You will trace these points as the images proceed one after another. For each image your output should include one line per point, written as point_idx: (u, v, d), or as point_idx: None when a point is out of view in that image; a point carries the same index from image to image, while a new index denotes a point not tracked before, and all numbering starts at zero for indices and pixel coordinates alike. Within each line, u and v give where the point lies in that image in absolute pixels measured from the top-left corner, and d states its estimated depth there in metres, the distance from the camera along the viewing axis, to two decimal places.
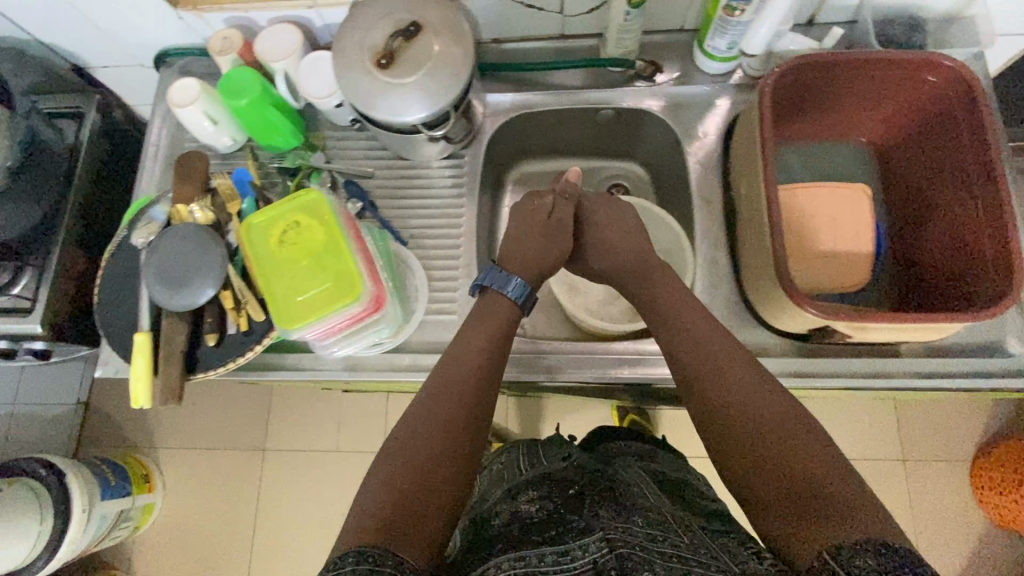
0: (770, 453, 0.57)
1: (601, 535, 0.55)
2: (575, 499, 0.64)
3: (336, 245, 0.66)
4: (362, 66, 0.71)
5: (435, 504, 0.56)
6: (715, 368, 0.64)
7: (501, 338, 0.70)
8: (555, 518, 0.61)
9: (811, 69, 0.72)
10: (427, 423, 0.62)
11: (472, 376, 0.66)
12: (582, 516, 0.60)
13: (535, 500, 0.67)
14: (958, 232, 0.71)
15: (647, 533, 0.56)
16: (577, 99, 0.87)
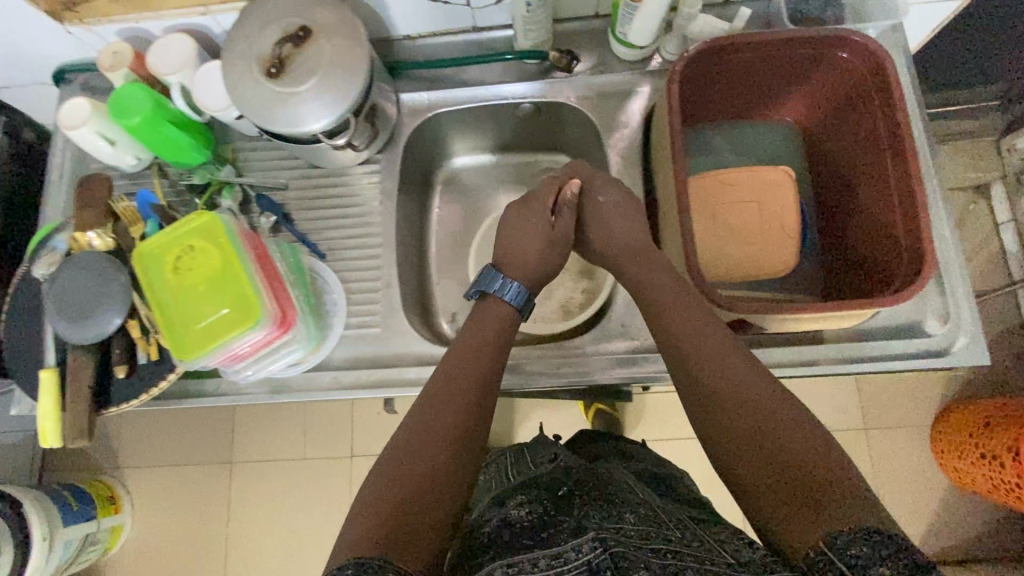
0: (767, 440, 0.54)
1: (594, 535, 0.53)
2: (565, 501, 0.62)
3: (231, 269, 0.64)
4: (252, 77, 0.68)
5: (434, 514, 0.53)
6: (709, 352, 0.61)
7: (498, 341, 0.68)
8: (545, 522, 0.59)
9: (721, 53, 0.70)
10: (423, 431, 0.59)
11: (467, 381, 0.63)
12: (574, 518, 0.58)
13: (523, 505, 0.63)
14: (878, 213, 0.70)
15: (640, 532, 0.54)
16: (496, 94, 0.84)
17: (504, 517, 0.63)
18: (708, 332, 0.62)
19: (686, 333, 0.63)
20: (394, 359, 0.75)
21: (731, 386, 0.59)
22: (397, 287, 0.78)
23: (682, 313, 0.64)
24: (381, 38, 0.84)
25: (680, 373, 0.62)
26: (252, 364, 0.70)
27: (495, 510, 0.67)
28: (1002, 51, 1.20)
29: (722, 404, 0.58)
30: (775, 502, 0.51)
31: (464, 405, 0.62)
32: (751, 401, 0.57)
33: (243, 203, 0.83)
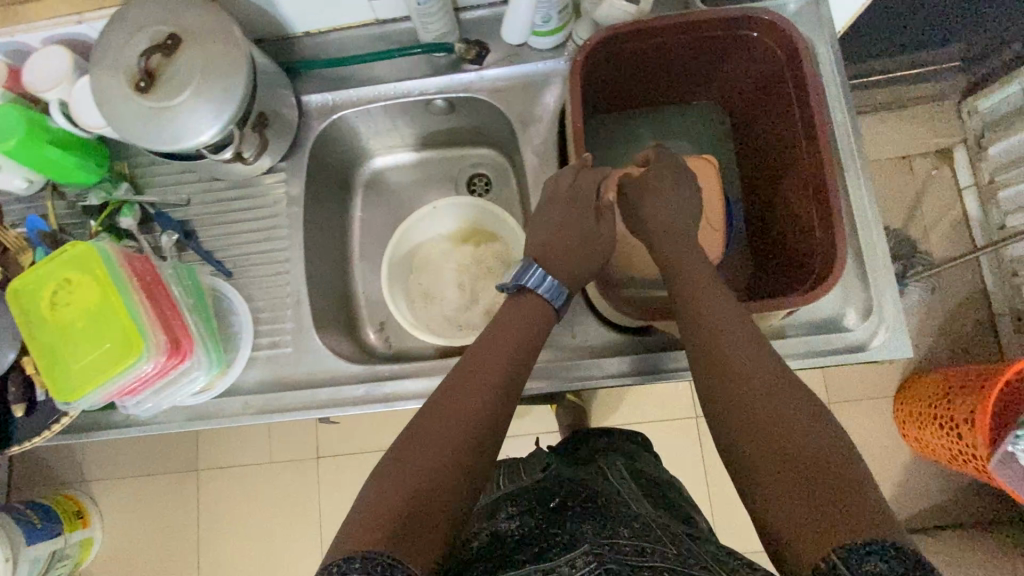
0: (787, 426, 0.47)
1: (587, 550, 0.52)
2: (556, 514, 0.62)
3: (110, 303, 0.60)
4: (120, 92, 0.62)
5: (445, 500, 0.48)
6: (733, 339, 0.55)
7: (530, 339, 0.62)
8: (539, 534, 0.60)
9: (627, 40, 0.66)
10: (442, 424, 0.53)
11: (494, 377, 0.58)
12: (566, 530, 0.58)
13: (514, 516, 0.65)
14: (796, 206, 0.68)
15: (634, 546, 0.53)
16: (405, 91, 0.80)
17: (496, 531, 0.63)
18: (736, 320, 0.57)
19: (716, 318, 0.57)
20: (306, 379, 0.73)
21: (763, 371, 0.52)
22: (307, 303, 0.76)
23: (703, 298, 0.59)
24: (278, 36, 0.78)
25: (699, 357, 0.56)
26: (153, 395, 0.67)
27: (485, 522, 0.67)
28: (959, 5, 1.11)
29: (743, 391, 0.51)
30: (775, 493, 0.44)
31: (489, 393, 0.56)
32: (776, 386, 0.51)
33: (144, 222, 0.78)
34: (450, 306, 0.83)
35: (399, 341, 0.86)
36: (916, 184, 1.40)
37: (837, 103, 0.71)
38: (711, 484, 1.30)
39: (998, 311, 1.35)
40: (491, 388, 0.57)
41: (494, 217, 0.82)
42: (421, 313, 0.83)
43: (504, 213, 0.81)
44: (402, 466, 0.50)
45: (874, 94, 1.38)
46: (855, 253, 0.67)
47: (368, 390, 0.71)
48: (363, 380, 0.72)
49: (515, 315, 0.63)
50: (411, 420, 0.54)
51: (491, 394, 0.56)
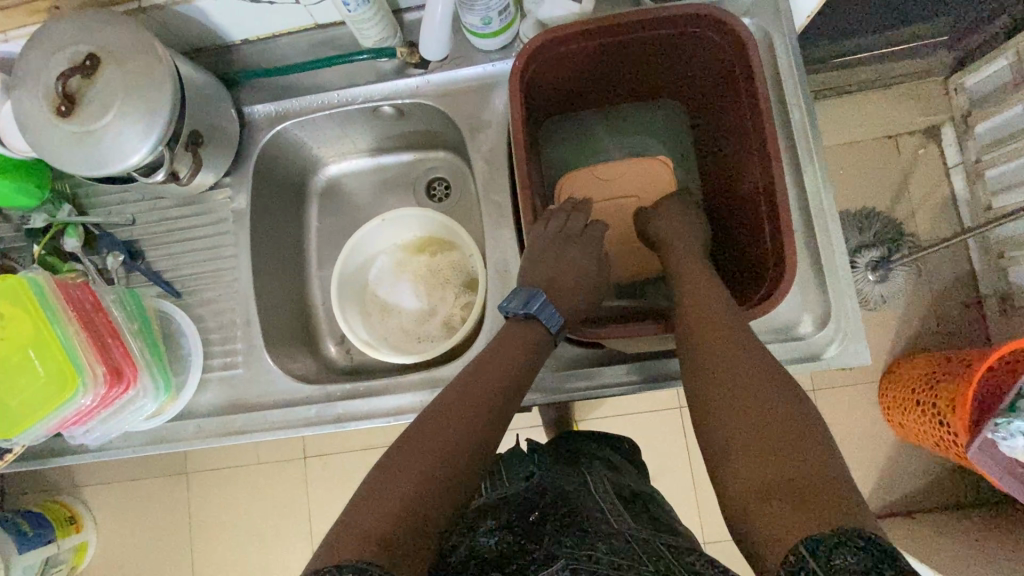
0: (780, 435, 0.46)
1: (565, 565, 0.47)
2: (537, 527, 0.55)
3: (43, 338, 0.59)
4: (41, 118, 0.61)
5: (439, 507, 0.48)
6: (730, 353, 0.53)
7: (528, 359, 0.60)
8: (517, 553, 0.51)
9: (566, 43, 0.64)
10: (431, 439, 0.51)
11: (489, 395, 0.56)
12: (545, 546, 0.51)
13: (494, 530, 0.55)
14: (750, 211, 0.66)
15: (614, 560, 0.47)
16: (350, 99, 0.77)
17: (473, 547, 0.53)
18: (736, 333, 0.55)
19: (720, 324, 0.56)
20: (259, 401, 0.72)
21: (764, 381, 0.50)
22: (257, 322, 0.74)
23: (700, 312, 0.58)
24: (215, 46, 0.76)
25: (693, 375, 0.54)
26: (101, 423, 0.66)
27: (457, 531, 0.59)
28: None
29: (738, 400, 0.49)
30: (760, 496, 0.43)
31: (488, 404, 0.55)
32: (773, 399, 0.48)
33: (89, 243, 0.76)
34: (407, 318, 0.82)
35: (359, 354, 0.85)
36: (901, 164, 1.31)
37: (794, 100, 0.67)
38: (695, 478, 1.23)
39: (986, 292, 1.25)
40: (485, 405, 0.55)
41: (447, 227, 0.81)
42: (377, 326, 0.82)
43: (455, 223, 0.80)
44: (397, 471, 0.49)
45: (859, 71, 1.28)
46: (811, 254, 0.65)
47: (321, 411, 0.71)
48: (315, 402, 0.71)
49: (513, 337, 0.61)
50: (403, 435, 0.53)
51: (484, 411, 0.55)
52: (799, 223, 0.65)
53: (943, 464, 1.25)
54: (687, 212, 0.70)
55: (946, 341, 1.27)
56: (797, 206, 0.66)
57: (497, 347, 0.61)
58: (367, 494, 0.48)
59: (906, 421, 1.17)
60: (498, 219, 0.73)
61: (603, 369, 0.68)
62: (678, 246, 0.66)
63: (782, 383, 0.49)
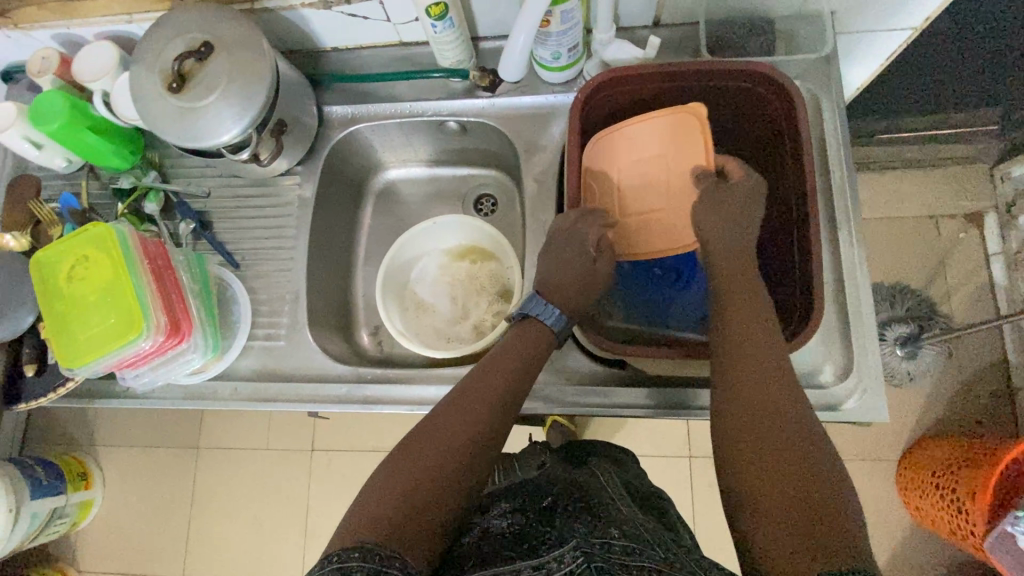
0: (791, 460, 0.48)
1: (575, 546, 0.49)
2: (548, 512, 0.59)
3: (118, 283, 0.65)
4: (154, 91, 0.69)
5: (452, 493, 0.51)
6: (761, 379, 0.53)
7: (535, 361, 0.63)
8: (526, 533, 0.56)
9: (623, 84, 0.70)
10: (450, 431, 0.55)
11: (499, 390, 0.59)
12: (556, 529, 0.54)
13: (506, 514, 0.61)
14: (785, 256, 0.69)
15: (625, 545, 0.49)
16: (420, 111, 0.84)
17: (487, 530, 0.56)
18: (769, 347, 0.56)
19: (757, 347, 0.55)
20: (294, 374, 0.77)
21: (778, 397, 0.52)
22: (304, 300, 0.80)
23: (739, 331, 0.56)
24: (308, 49, 0.84)
25: (719, 391, 0.55)
26: (151, 371, 0.71)
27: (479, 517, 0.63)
28: (998, 71, 1.04)
29: (756, 419, 0.51)
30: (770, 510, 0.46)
31: (498, 400, 0.59)
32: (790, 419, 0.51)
33: (165, 209, 0.84)
34: (440, 318, 0.87)
35: (391, 346, 0.89)
36: (940, 247, 1.31)
37: (835, 160, 0.71)
38: (697, 529, 1.21)
39: (1019, 384, 1.23)
40: (495, 400, 0.59)
41: (491, 237, 0.86)
42: (411, 321, 0.86)
43: (499, 235, 0.85)
44: (415, 457, 0.52)
45: (906, 149, 1.31)
46: (839, 308, 0.67)
47: (351, 390, 0.75)
48: (347, 381, 0.75)
49: (527, 340, 0.64)
50: (420, 425, 0.56)
51: (495, 406, 0.58)
52: (829, 277, 0.68)
53: (956, 554, 1.21)
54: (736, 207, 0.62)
55: (972, 429, 1.25)
56: (829, 261, 0.69)
57: (508, 348, 0.63)
58: (393, 477, 0.51)
59: (922, 504, 1.14)
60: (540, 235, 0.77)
61: (623, 390, 0.71)
62: (717, 253, 0.61)
63: (797, 403, 0.51)
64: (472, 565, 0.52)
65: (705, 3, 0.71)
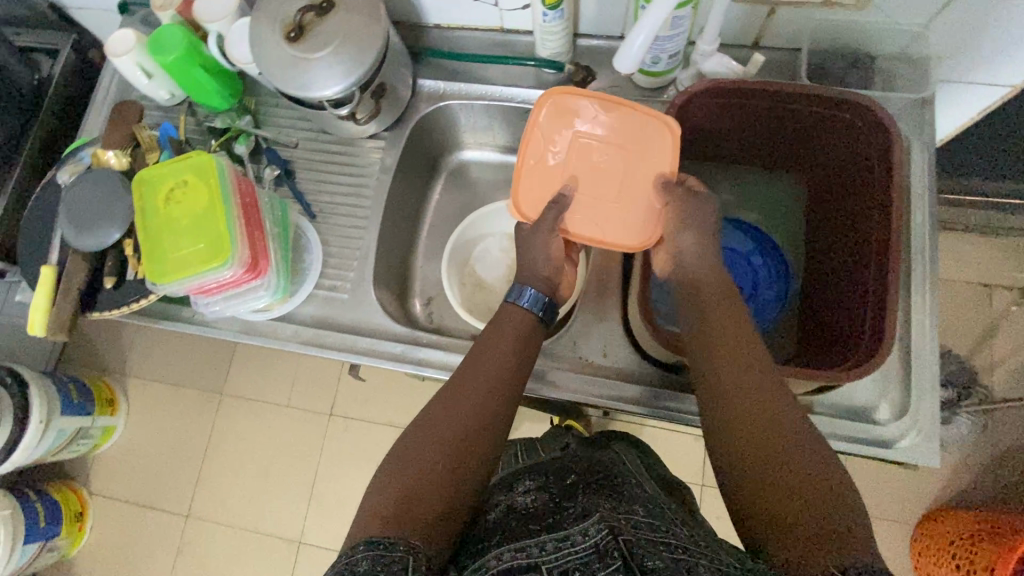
0: (783, 460, 0.50)
1: (601, 518, 0.51)
2: (572, 489, 0.61)
3: (212, 210, 0.68)
4: (272, 37, 0.72)
5: (464, 478, 0.55)
6: (745, 391, 0.55)
7: (530, 346, 0.66)
8: (549, 508, 0.58)
9: (720, 94, 0.70)
10: (454, 421, 0.58)
11: (494, 378, 0.61)
12: (580, 505, 0.56)
13: (530, 492, 0.63)
14: (855, 289, 0.68)
15: (651, 523, 0.51)
16: (509, 96, 0.86)
17: (511, 506, 0.60)
18: (742, 343, 0.58)
19: (732, 359, 0.57)
20: (353, 327, 0.79)
21: (748, 398, 0.54)
22: (372, 259, 0.82)
23: (719, 342, 0.59)
24: (413, 23, 0.87)
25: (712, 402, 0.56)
26: (222, 300, 0.74)
27: (503, 493, 0.65)
28: None
29: (749, 426, 0.53)
30: (772, 504, 0.49)
31: (502, 384, 0.62)
32: (768, 416, 0.53)
33: (254, 152, 0.87)
34: (495, 298, 0.89)
35: (442, 319, 0.91)
36: (992, 316, 1.28)
37: (919, 204, 0.71)
38: None
39: None
40: (491, 389, 0.61)
41: None
42: (468, 297, 0.89)
43: None
44: (429, 447, 0.56)
45: (970, 213, 1.29)
46: (902, 348, 0.67)
47: (405, 350, 0.77)
48: (402, 341, 0.78)
49: (503, 334, 0.66)
50: (427, 415, 0.60)
51: (501, 393, 0.61)
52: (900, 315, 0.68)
53: None
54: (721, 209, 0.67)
55: (999, 506, 1.21)
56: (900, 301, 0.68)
57: (494, 342, 0.65)
58: (398, 473, 0.54)
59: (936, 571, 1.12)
60: None
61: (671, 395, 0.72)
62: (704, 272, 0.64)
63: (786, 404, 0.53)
64: (499, 541, 0.54)
65: (811, 30, 0.72)
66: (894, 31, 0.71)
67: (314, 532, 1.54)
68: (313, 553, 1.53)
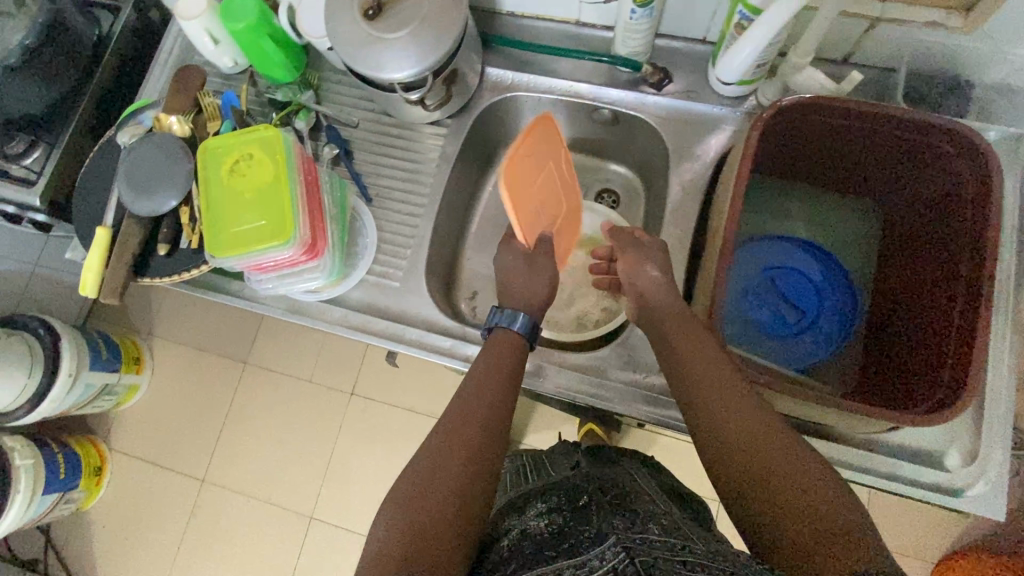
0: (791, 486, 0.50)
1: (615, 542, 0.50)
2: (584, 510, 0.60)
3: (276, 187, 0.66)
4: (349, 13, 0.70)
5: (469, 504, 0.55)
6: (742, 418, 0.55)
7: (518, 369, 0.67)
8: (563, 531, 0.57)
9: (810, 111, 0.67)
10: (452, 451, 0.58)
11: (490, 403, 0.62)
12: (593, 527, 0.55)
13: (542, 515, 0.62)
14: (935, 325, 0.65)
15: (666, 542, 0.50)
16: (579, 92, 0.83)
17: (524, 531, 0.60)
18: (724, 380, 0.58)
19: (727, 387, 0.58)
20: (403, 315, 0.78)
21: (744, 430, 0.55)
22: (426, 249, 0.81)
23: (715, 371, 0.59)
24: (487, 9, 0.85)
25: (711, 431, 0.56)
26: (276, 279, 0.73)
27: (515, 518, 0.64)
28: None
29: (758, 450, 0.53)
30: (786, 529, 0.48)
31: (495, 408, 0.63)
32: (758, 448, 0.53)
33: (313, 129, 0.86)
34: None
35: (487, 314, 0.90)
36: None
37: (1009, 244, 0.67)
38: None
39: None
40: (489, 412, 0.62)
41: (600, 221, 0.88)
42: None
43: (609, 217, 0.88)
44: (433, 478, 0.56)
45: None
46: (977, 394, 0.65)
47: (454, 345, 0.76)
48: (452, 335, 0.77)
49: (500, 358, 0.67)
50: (426, 447, 0.60)
51: (495, 417, 0.62)
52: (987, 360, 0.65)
53: None
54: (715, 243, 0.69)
55: None
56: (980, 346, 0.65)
57: (492, 366, 0.66)
58: (405, 501, 0.55)
59: None
60: (674, 245, 0.77)
61: None
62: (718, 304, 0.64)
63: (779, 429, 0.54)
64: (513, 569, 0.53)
65: (911, 51, 0.69)
66: (1003, 59, 0.67)
67: (326, 508, 1.55)
68: (323, 528, 1.54)
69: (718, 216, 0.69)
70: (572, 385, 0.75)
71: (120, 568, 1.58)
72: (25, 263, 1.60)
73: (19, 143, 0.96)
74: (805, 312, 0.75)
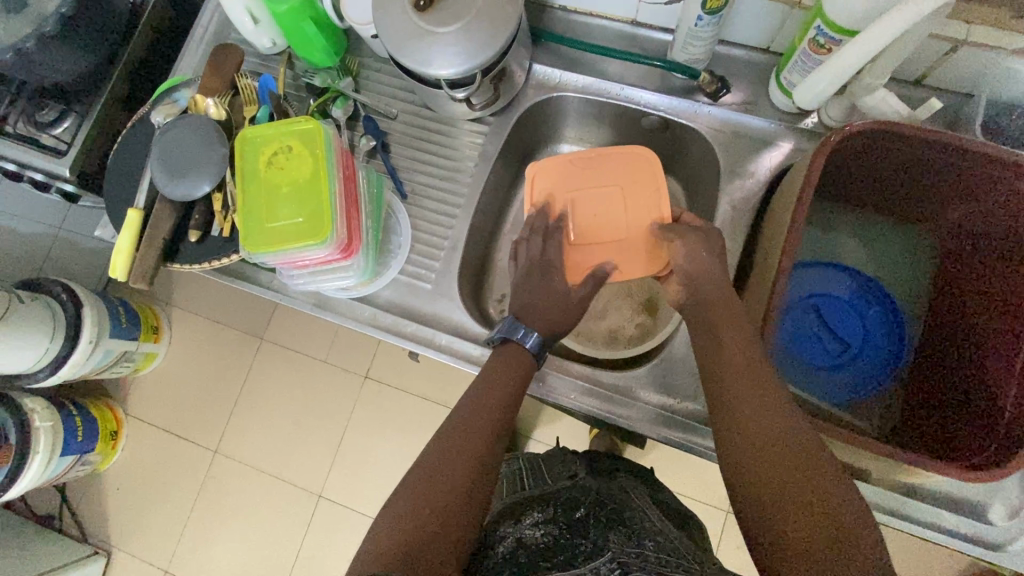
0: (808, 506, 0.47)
1: (612, 557, 0.52)
2: (581, 524, 0.61)
3: (314, 183, 0.64)
4: (401, 4, 0.66)
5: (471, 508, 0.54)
6: (769, 437, 0.52)
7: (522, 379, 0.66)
8: (559, 544, 0.58)
9: (880, 139, 0.62)
10: (456, 454, 0.58)
11: (494, 406, 0.62)
12: (589, 541, 0.57)
13: (539, 525, 0.62)
14: (994, 374, 0.62)
15: (660, 559, 0.53)
16: (628, 97, 0.79)
17: (519, 538, 0.60)
18: (765, 414, 0.54)
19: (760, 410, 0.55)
20: (432, 318, 0.77)
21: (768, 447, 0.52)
22: (460, 251, 0.79)
23: (749, 394, 0.56)
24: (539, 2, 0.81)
25: (738, 457, 0.53)
26: (309, 276, 0.71)
27: (510, 525, 0.64)
28: None
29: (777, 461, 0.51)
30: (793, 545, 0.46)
31: (497, 411, 0.62)
32: (781, 469, 0.50)
33: (350, 118, 0.83)
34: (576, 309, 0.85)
35: None
36: None
37: None
38: None
39: None
40: (495, 418, 0.62)
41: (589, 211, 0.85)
42: None
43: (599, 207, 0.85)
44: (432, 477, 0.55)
45: None
46: None
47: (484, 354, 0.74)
48: (481, 342, 0.75)
49: (510, 367, 0.66)
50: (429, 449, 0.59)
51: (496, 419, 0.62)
52: None
53: None
54: (766, 269, 0.66)
55: None
56: None
57: (500, 374, 0.65)
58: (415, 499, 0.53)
59: None
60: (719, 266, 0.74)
61: None
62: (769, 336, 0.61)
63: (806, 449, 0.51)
64: None
65: (996, 79, 0.64)
66: None
67: (334, 487, 1.57)
68: (330, 507, 1.56)
69: (772, 242, 0.66)
70: (603, 403, 0.73)
71: (131, 530, 1.61)
72: (49, 225, 1.59)
73: (51, 112, 0.96)
74: (849, 344, 0.73)
